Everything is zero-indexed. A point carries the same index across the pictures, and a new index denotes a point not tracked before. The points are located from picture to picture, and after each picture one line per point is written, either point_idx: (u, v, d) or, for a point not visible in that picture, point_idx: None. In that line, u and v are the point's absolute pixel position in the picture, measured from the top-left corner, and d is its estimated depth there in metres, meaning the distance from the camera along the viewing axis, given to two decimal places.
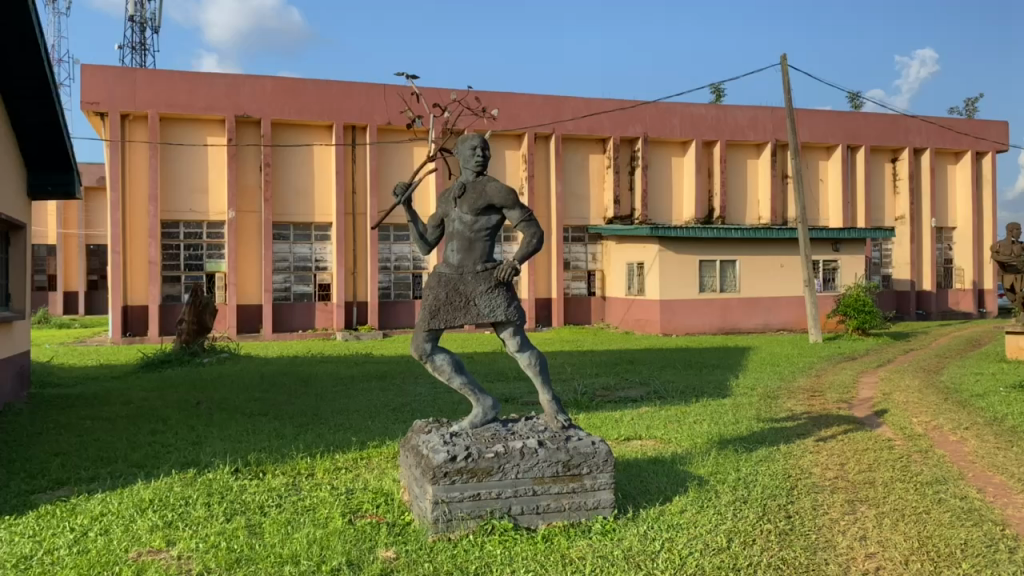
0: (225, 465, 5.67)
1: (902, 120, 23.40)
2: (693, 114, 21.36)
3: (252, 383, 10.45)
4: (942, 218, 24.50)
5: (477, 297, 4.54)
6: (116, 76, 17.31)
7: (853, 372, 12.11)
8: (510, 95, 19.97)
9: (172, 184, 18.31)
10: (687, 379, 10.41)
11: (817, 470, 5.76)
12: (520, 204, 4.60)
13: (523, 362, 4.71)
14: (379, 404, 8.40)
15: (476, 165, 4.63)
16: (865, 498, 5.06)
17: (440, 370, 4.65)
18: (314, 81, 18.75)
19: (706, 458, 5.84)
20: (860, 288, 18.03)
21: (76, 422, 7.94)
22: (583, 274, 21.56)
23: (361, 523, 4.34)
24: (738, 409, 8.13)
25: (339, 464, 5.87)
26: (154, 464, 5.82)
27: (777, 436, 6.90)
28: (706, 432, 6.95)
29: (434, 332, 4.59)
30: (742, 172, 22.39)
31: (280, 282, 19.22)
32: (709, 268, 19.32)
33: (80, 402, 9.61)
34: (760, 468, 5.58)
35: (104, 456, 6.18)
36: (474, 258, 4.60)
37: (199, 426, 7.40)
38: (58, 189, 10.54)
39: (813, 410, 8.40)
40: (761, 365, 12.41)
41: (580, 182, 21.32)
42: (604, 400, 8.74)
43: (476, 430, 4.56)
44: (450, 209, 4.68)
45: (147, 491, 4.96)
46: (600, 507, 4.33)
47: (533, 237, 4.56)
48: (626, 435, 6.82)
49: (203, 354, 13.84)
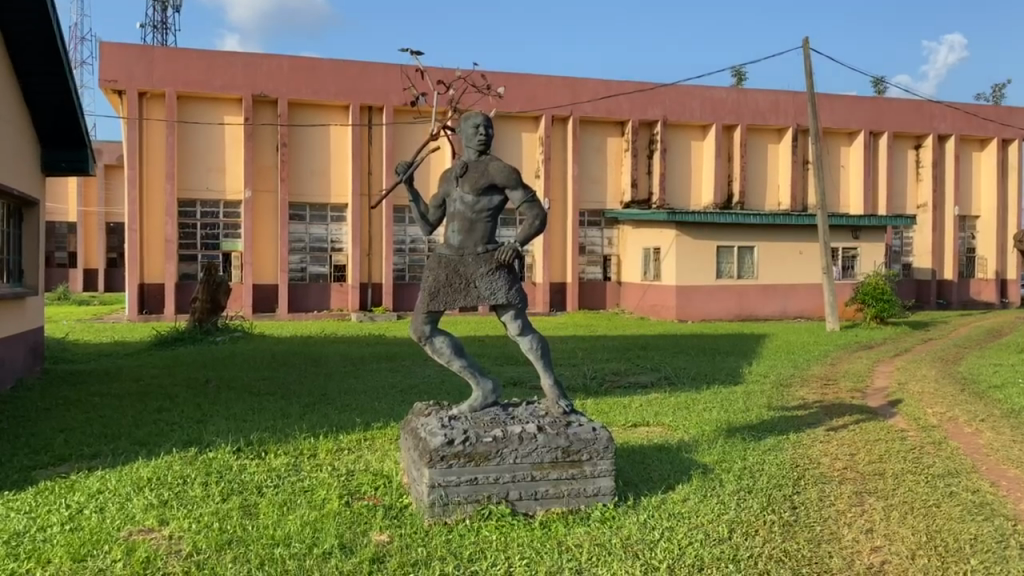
0: (227, 444, 5.64)
1: (926, 106, 23.01)
2: (713, 98, 21.09)
3: (262, 362, 10.43)
4: (965, 206, 24.09)
5: (477, 279, 4.46)
6: (134, 54, 17.30)
7: (869, 361, 11.94)
8: (528, 76, 19.79)
9: (189, 163, 18.34)
10: (699, 366, 10.29)
11: (826, 460, 5.66)
12: (523, 185, 4.51)
13: (524, 346, 4.63)
14: (386, 385, 8.35)
15: (478, 144, 4.53)
16: (874, 490, 4.95)
17: (439, 353, 4.57)
18: (331, 61, 18.66)
19: (713, 446, 5.75)
20: (879, 275, 17.80)
21: (85, 399, 7.95)
22: (599, 259, 21.41)
23: (357, 506, 4.28)
24: (749, 396, 8.03)
25: (342, 446, 5.83)
26: (157, 442, 5.81)
27: (787, 425, 6.78)
28: (715, 419, 6.86)
29: (434, 314, 4.52)
30: (761, 157, 22.13)
31: (296, 262, 19.25)
32: (726, 254, 19.12)
33: (91, 379, 9.64)
34: (767, 458, 5.47)
35: (109, 433, 6.17)
36: (475, 240, 4.51)
37: (204, 404, 7.39)
38: (71, 166, 10.54)
39: (826, 399, 8.27)
40: (776, 352, 12.26)
41: (597, 166, 21.14)
42: (613, 385, 8.66)
43: (476, 413, 4.48)
44: (451, 188, 4.58)
45: (147, 468, 4.95)
46: (600, 494, 4.25)
47: (535, 219, 4.46)
48: (633, 421, 6.74)
49: (216, 333, 13.88)
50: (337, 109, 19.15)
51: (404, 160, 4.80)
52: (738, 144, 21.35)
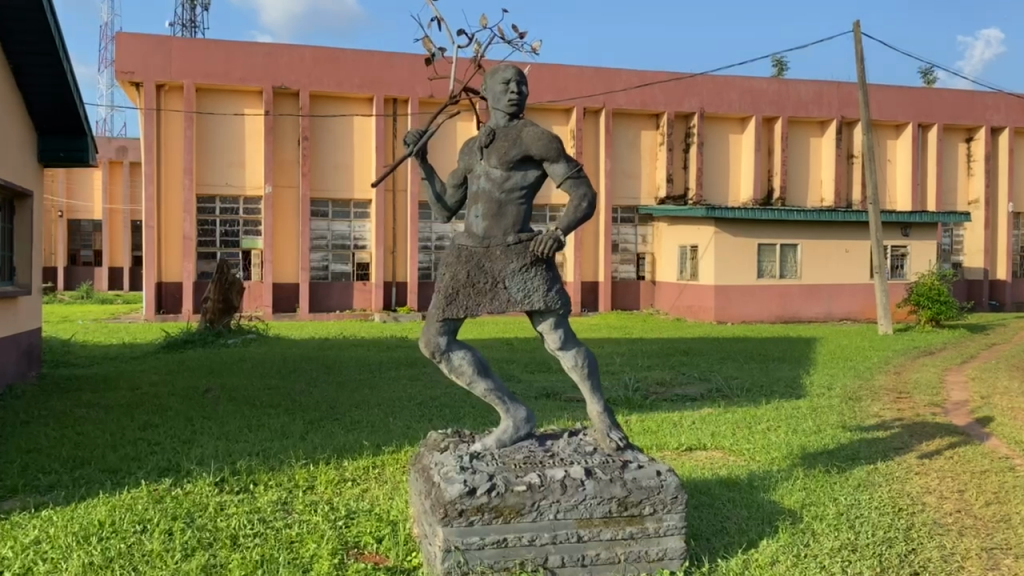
0: (207, 474, 4.74)
1: (979, 96, 21.69)
2: (753, 88, 19.95)
3: (272, 368, 9.55)
4: (1021, 202, 22.62)
5: (507, 278, 3.52)
6: (150, 43, 16.55)
7: (936, 370, 10.76)
8: (559, 66, 18.80)
9: (207, 157, 17.58)
10: (753, 375, 9.22)
11: (931, 500, 4.63)
12: (566, 156, 3.54)
13: (566, 363, 3.66)
14: (404, 397, 7.43)
15: (509, 106, 3.58)
16: (1007, 547, 3.90)
17: (458, 372, 3.60)
18: (353, 51, 17.80)
19: (791, 481, 4.73)
20: (935, 275, 16.57)
21: (70, 411, 7.13)
22: (632, 257, 20.37)
23: (354, 567, 3.36)
24: (818, 414, 6.98)
25: (347, 475, 4.94)
26: (129, 470, 4.93)
27: (872, 450, 5.75)
28: (785, 442, 5.87)
29: (451, 323, 3.57)
30: (804, 151, 20.94)
31: (318, 260, 18.48)
32: (768, 253, 18.02)
33: (86, 386, 8.82)
34: (862, 499, 4.44)
35: (77, 457, 5.31)
36: (505, 227, 3.55)
37: (197, 420, 6.53)
38: (70, 155, 9.69)
39: (906, 418, 7.18)
40: (832, 359, 11.16)
41: (631, 160, 20.11)
42: (659, 399, 7.67)
43: (504, 451, 3.52)
44: (474, 162, 3.65)
45: (105, 507, 4.08)
46: (667, 558, 3.27)
47: (582, 200, 3.49)
48: (688, 444, 5.79)
49: (228, 335, 13.01)
50: (361, 101, 18.28)
51: (414, 129, 3.86)
52: (778, 137, 20.18)
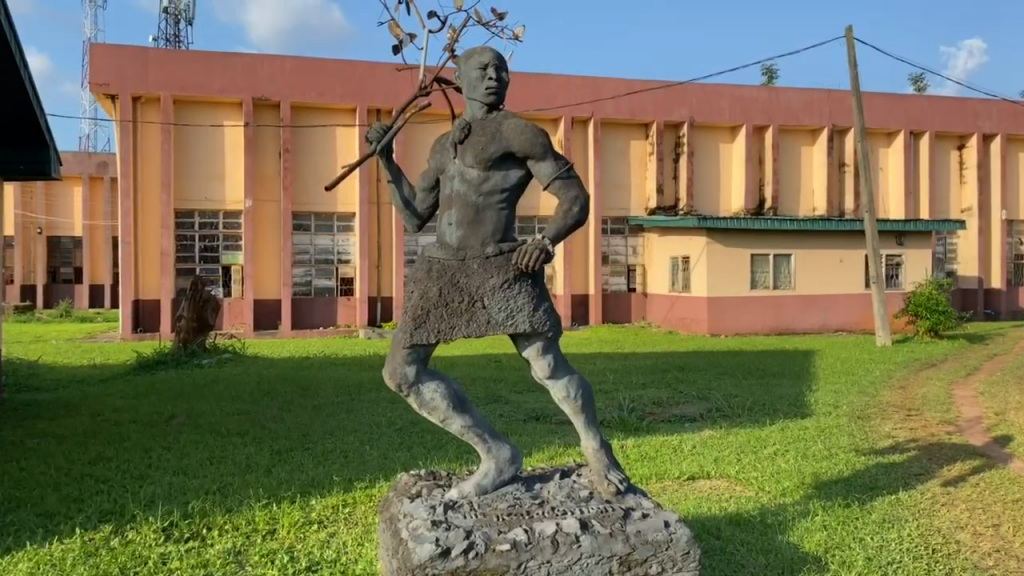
0: (154, 519, 4.21)
1: (970, 103, 21.39)
2: (744, 97, 19.57)
3: (245, 392, 8.97)
4: (1014, 209, 22.28)
5: (485, 296, 3.03)
6: (126, 55, 16.02)
7: (942, 384, 10.28)
8: (545, 75, 18.38)
9: (186, 171, 17.06)
10: (753, 393, 8.71)
11: (964, 537, 4.15)
12: (554, 152, 3.07)
13: (557, 394, 3.17)
14: (383, 423, 6.88)
15: (486, 94, 3.11)
16: None
17: (431, 407, 3.11)
18: (335, 61, 17.31)
19: (809, 518, 4.23)
20: (932, 284, 16.16)
21: (19, 442, 6.56)
22: (623, 269, 19.93)
23: None
24: (828, 435, 6.49)
25: (313, 516, 4.40)
26: (68, 514, 4.40)
27: (890, 478, 5.27)
28: (795, 469, 5.39)
29: (420, 350, 3.08)
30: (795, 160, 20.56)
31: (301, 275, 17.99)
32: (762, 263, 17.59)
33: (44, 412, 8.22)
34: (891, 539, 3.95)
35: (14, 498, 4.76)
36: (484, 236, 3.07)
37: (156, 451, 5.98)
38: (31, 168, 9.09)
39: (920, 439, 6.69)
40: (834, 374, 10.67)
41: (620, 170, 19.69)
42: (656, 420, 7.15)
43: (485, 499, 3.02)
44: (447, 161, 3.17)
45: (26, 564, 3.55)
46: None
47: (574, 203, 3.02)
48: (690, 473, 5.29)
49: (203, 355, 12.45)
50: (343, 112, 17.78)
51: (379, 124, 3.37)
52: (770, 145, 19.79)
